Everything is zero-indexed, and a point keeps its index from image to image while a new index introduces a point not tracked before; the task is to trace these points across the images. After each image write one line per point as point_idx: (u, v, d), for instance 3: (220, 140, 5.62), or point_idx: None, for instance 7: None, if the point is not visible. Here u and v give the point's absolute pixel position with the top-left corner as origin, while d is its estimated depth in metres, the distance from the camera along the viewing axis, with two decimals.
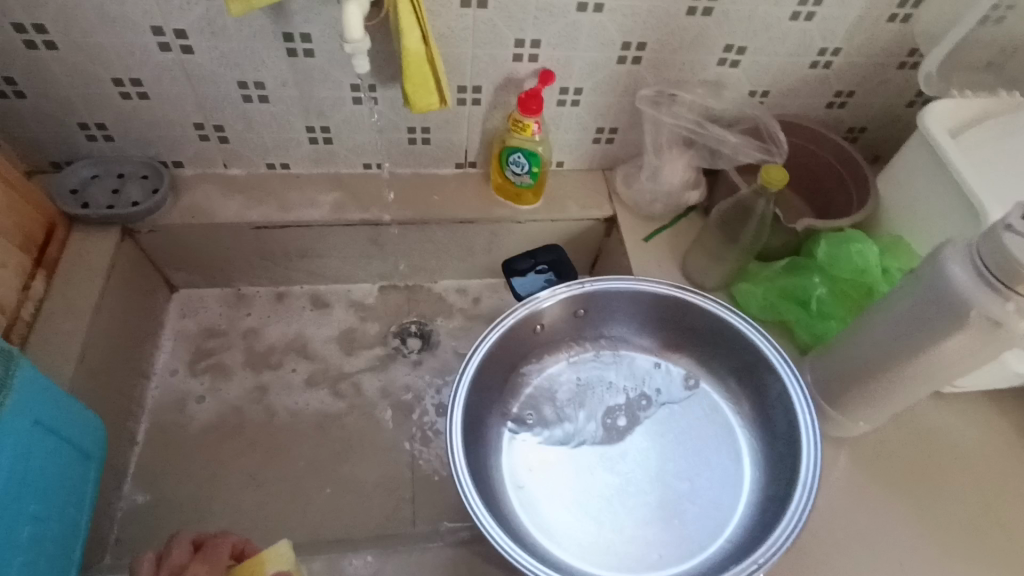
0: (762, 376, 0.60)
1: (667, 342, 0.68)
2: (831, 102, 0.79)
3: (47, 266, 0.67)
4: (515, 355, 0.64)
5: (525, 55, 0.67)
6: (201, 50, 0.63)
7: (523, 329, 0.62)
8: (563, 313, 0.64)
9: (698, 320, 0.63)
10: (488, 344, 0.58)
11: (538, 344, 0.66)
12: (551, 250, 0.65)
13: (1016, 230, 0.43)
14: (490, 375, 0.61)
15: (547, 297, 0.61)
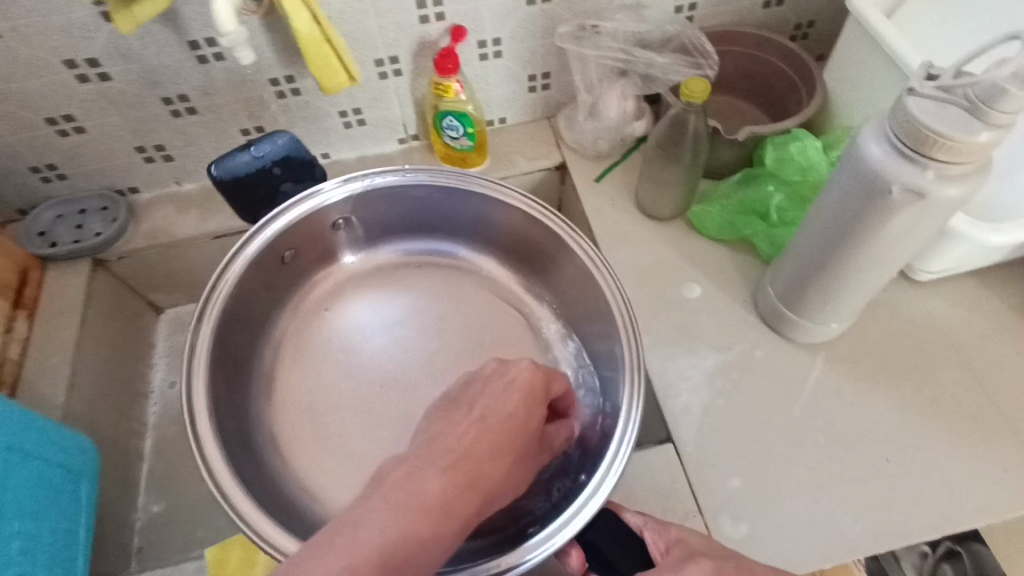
0: (570, 266, 0.63)
1: (466, 235, 0.71)
2: (767, 1, 0.74)
3: (27, 306, 0.70)
4: (307, 248, 0.66)
5: (431, 16, 0.66)
6: (117, 74, 0.65)
7: (276, 250, 0.62)
8: (322, 224, 0.65)
9: (488, 211, 0.66)
10: (237, 268, 0.58)
11: (333, 240, 0.68)
12: (277, 140, 0.60)
13: (919, 94, 0.43)
14: (252, 298, 0.62)
15: (331, 190, 0.62)
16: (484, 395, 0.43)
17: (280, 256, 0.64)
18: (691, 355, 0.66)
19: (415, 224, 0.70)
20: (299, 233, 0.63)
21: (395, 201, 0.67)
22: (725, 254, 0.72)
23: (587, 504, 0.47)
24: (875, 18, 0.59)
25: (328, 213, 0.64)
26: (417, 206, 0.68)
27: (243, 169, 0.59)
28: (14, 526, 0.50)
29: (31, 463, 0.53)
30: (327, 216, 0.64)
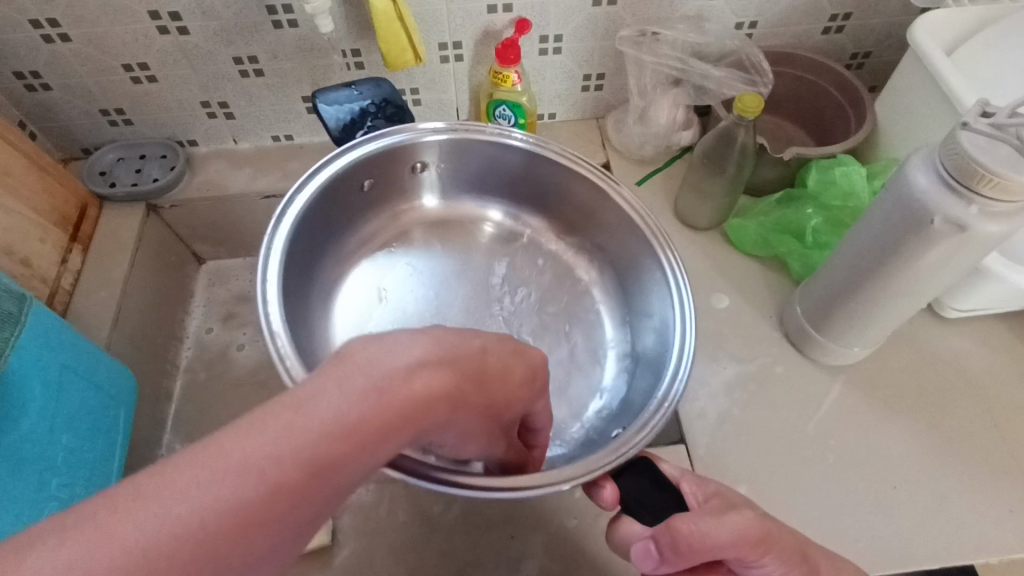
0: (615, 220, 0.64)
1: (537, 207, 0.71)
2: (827, 27, 0.75)
3: (82, 240, 0.74)
4: (384, 183, 0.67)
5: (499, 6, 0.69)
6: (195, 30, 0.67)
7: (357, 176, 0.63)
8: (403, 164, 0.66)
9: (559, 181, 0.66)
10: (321, 179, 0.59)
11: (410, 181, 0.69)
12: (377, 86, 0.63)
13: (972, 128, 0.44)
14: (326, 217, 0.63)
15: (421, 133, 0.63)
16: (495, 339, 0.39)
17: (360, 184, 0.64)
18: (712, 363, 0.67)
19: (489, 185, 0.71)
20: (380, 164, 0.64)
21: (477, 158, 0.67)
22: (756, 270, 0.73)
23: (635, 441, 0.47)
24: (936, 54, 0.60)
25: (409, 153, 0.65)
26: (497, 166, 0.68)
27: (345, 105, 0.62)
28: (63, 440, 0.53)
29: (80, 383, 0.56)
30: (408, 156, 0.65)
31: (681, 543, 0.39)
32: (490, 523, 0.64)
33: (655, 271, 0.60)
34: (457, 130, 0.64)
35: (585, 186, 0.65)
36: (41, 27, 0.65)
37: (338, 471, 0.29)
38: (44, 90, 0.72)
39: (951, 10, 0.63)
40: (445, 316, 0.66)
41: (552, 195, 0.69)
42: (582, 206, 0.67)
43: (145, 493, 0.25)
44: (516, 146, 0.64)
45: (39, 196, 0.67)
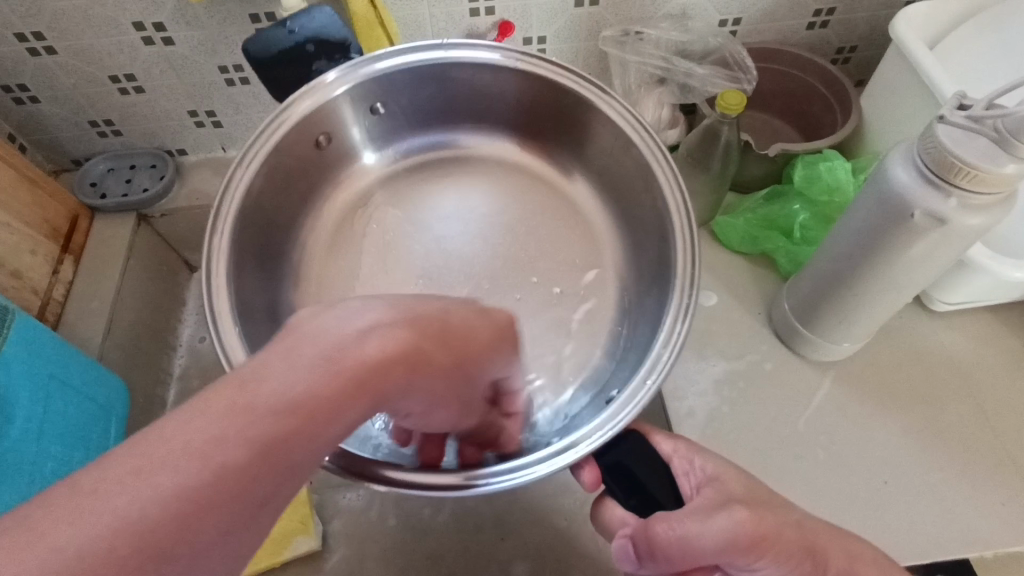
0: (607, 140, 0.62)
1: (514, 128, 0.69)
2: (811, 22, 0.75)
3: (73, 251, 0.74)
4: (353, 130, 0.65)
5: (481, 9, 0.69)
6: (180, 40, 0.68)
7: (308, 130, 0.60)
8: (353, 111, 0.63)
9: (531, 93, 0.63)
10: (266, 148, 0.56)
11: (381, 121, 0.66)
12: (313, 18, 0.57)
13: (949, 122, 0.44)
14: (277, 192, 0.61)
15: (369, 62, 0.59)
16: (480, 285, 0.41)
17: (315, 139, 0.62)
18: (701, 360, 0.67)
19: (453, 115, 0.68)
20: (330, 116, 0.61)
21: (443, 84, 0.64)
22: (743, 266, 0.73)
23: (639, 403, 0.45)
24: (918, 48, 0.60)
25: (367, 92, 0.61)
26: (462, 92, 0.65)
27: (274, 46, 0.57)
28: (52, 450, 0.54)
29: (68, 393, 0.56)
30: (366, 96, 0.62)
31: (656, 543, 0.41)
32: (480, 525, 0.64)
33: (661, 220, 0.57)
34: (416, 59, 0.60)
35: (575, 102, 0.61)
36: (27, 40, 0.66)
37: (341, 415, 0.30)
38: (33, 103, 0.73)
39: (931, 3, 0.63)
40: (431, 258, 0.65)
41: (522, 111, 0.66)
42: (561, 116, 0.64)
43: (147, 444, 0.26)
44: (474, 59, 0.61)
45: (29, 209, 0.67)
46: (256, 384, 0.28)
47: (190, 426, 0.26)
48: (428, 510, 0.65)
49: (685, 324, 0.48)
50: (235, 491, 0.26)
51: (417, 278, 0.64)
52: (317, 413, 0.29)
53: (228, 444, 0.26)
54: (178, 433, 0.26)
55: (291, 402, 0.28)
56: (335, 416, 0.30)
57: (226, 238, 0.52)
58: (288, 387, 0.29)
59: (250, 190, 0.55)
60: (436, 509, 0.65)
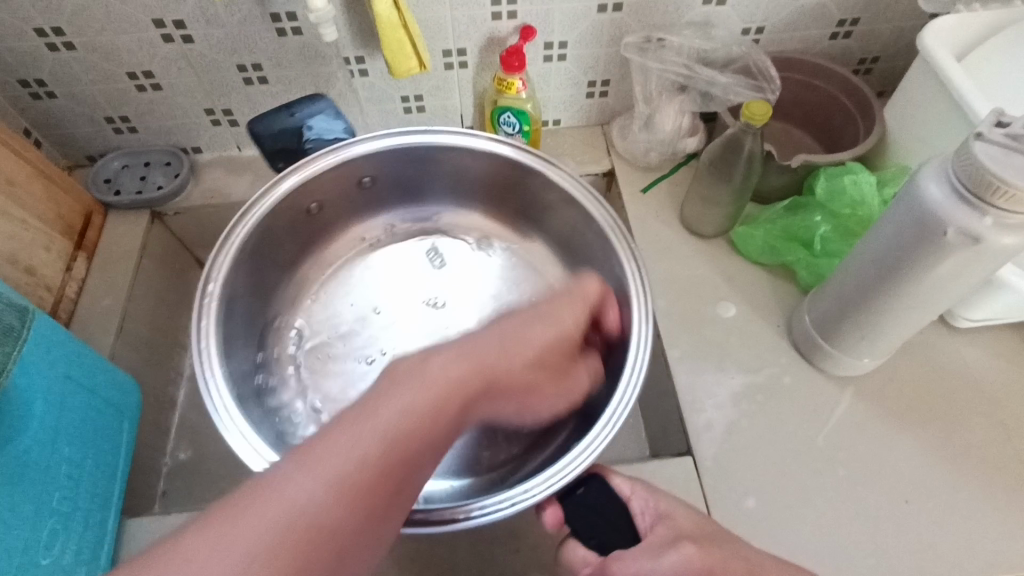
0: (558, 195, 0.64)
1: (489, 202, 0.71)
2: (835, 32, 0.74)
3: (87, 248, 0.73)
4: (342, 204, 0.67)
5: (504, 13, 0.68)
6: (199, 37, 0.67)
7: (298, 201, 0.62)
8: (347, 183, 0.65)
9: (499, 168, 0.65)
10: (257, 215, 0.58)
11: (370, 194, 0.68)
12: (313, 103, 0.62)
13: (987, 139, 0.43)
14: (272, 244, 0.63)
15: (361, 144, 0.61)
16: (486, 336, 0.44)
17: (307, 207, 0.64)
18: (719, 373, 0.66)
19: (440, 188, 0.70)
20: (322, 187, 0.63)
21: (435, 163, 0.66)
22: (762, 278, 0.72)
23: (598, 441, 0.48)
24: (946, 61, 0.59)
25: (358, 168, 0.63)
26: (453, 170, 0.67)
27: (282, 129, 0.61)
28: (65, 452, 0.53)
29: (82, 393, 0.55)
30: (357, 171, 0.64)
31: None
32: (494, 535, 0.63)
33: (614, 259, 0.59)
34: (398, 140, 0.62)
35: (543, 181, 0.64)
36: (46, 35, 0.65)
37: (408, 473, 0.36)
38: (49, 98, 0.72)
39: (959, 15, 0.62)
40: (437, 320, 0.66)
41: (492, 185, 0.68)
42: (527, 187, 0.66)
43: (250, 506, 0.32)
44: (469, 146, 0.63)
45: (44, 205, 0.67)
46: (335, 432, 0.35)
47: (297, 467, 0.34)
48: None
49: (638, 372, 0.51)
50: (340, 522, 0.33)
51: (403, 337, 0.65)
52: (393, 464, 0.35)
53: (324, 492, 0.33)
54: (276, 488, 0.33)
55: (369, 448, 0.35)
56: (413, 464, 0.36)
57: (219, 289, 0.54)
58: (366, 440, 0.35)
59: (240, 251, 0.57)
60: None
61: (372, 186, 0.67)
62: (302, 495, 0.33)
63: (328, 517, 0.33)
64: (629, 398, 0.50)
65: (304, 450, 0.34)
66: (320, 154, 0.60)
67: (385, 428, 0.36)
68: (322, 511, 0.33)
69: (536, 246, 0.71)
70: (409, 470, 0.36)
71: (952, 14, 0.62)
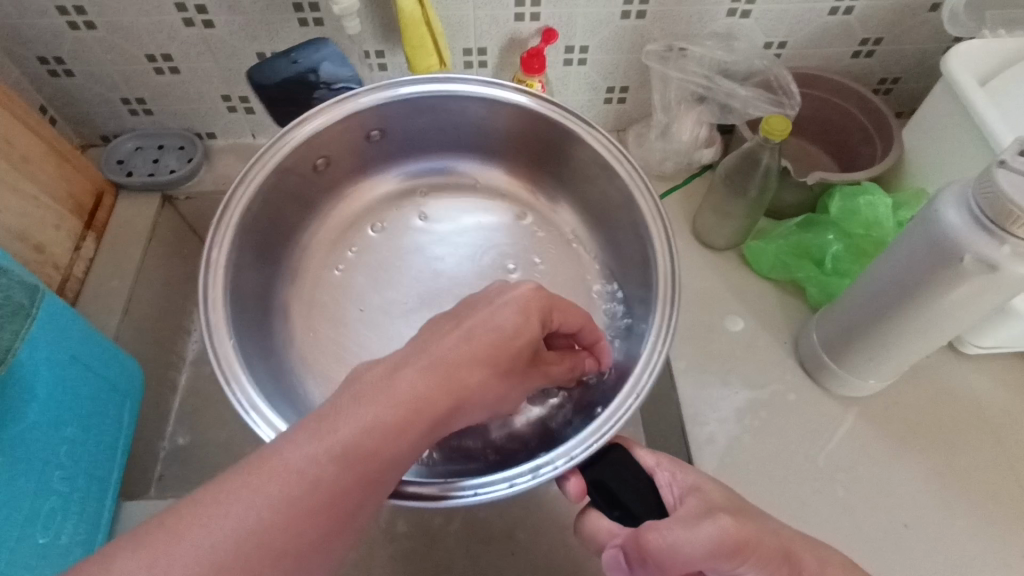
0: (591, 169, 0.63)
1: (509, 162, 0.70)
2: (857, 51, 0.74)
3: (97, 228, 0.73)
4: (355, 157, 0.67)
5: (527, 14, 0.68)
6: (220, 23, 0.67)
7: (307, 154, 0.61)
8: (358, 134, 0.64)
9: (520, 124, 0.65)
10: (267, 167, 0.58)
11: (383, 148, 0.68)
12: (316, 48, 0.61)
13: (1010, 167, 0.43)
14: (284, 201, 0.62)
15: (372, 90, 0.61)
16: (477, 313, 0.42)
17: (315, 161, 0.63)
18: (724, 387, 0.66)
19: (453, 142, 0.69)
20: (332, 138, 0.62)
21: (449, 114, 0.65)
22: (771, 294, 0.72)
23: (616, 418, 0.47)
24: (970, 87, 0.59)
25: (367, 119, 0.63)
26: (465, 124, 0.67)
27: (284, 74, 0.60)
28: (67, 432, 0.53)
29: (86, 373, 0.55)
30: (366, 122, 0.63)
31: (649, 553, 0.39)
32: (490, 537, 0.65)
33: (644, 246, 0.59)
34: (408, 92, 0.62)
35: (565, 139, 0.63)
36: (67, 13, 0.65)
37: (379, 463, 0.35)
38: (67, 76, 0.72)
39: (984, 39, 0.62)
40: (440, 286, 0.66)
41: (511, 141, 0.68)
42: (551, 147, 0.66)
43: (254, 476, 0.32)
44: (482, 96, 0.62)
45: (56, 183, 0.67)
46: (329, 416, 0.35)
47: (287, 447, 0.34)
48: (438, 519, 0.65)
49: (658, 358, 0.50)
50: (324, 505, 0.33)
51: (417, 298, 0.65)
52: (378, 449, 0.35)
53: (326, 461, 0.33)
54: (281, 457, 0.33)
55: (365, 429, 0.35)
56: (403, 436, 0.36)
57: (224, 252, 0.54)
58: (360, 418, 0.35)
59: (250, 205, 0.57)
60: (447, 518, 0.65)
61: (381, 139, 0.67)
62: (348, 443, 0.34)
63: (309, 498, 0.32)
64: (644, 385, 0.49)
65: (298, 428, 0.35)
66: (332, 103, 0.59)
67: (377, 406, 0.36)
68: (313, 491, 0.33)
69: (561, 222, 0.71)
70: (397, 461, 0.36)
71: (977, 38, 0.62)
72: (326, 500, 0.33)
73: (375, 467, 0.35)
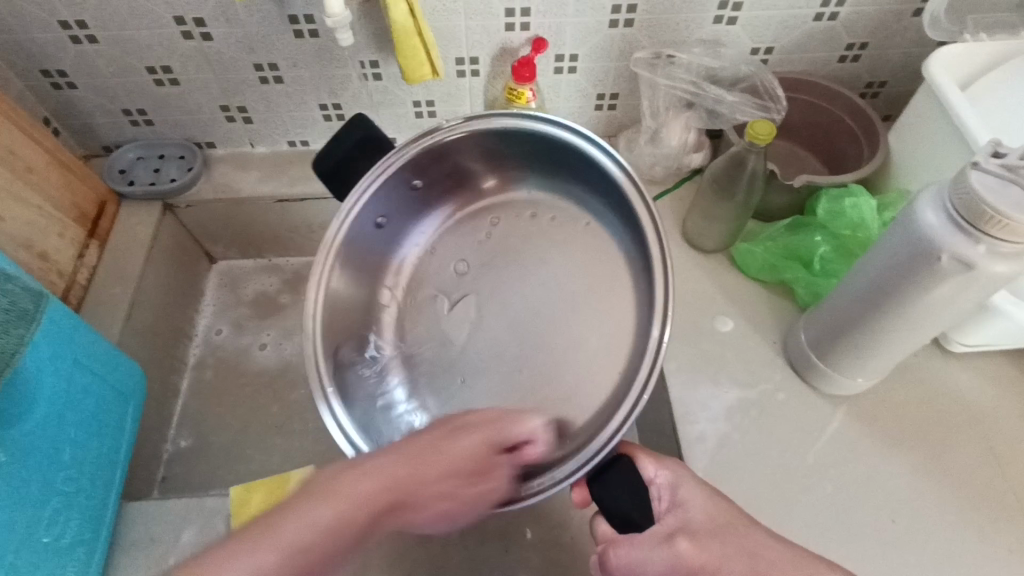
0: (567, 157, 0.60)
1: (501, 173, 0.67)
2: (842, 55, 0.75)
3: (99, 236, 0.75)
4: (376, 248, 0.65)
5: (517, 24, 0.69)
6: (219, 36, 0.69)
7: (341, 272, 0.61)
8: (369, 231, 0.63)
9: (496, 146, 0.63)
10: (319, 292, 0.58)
11: (396, 222, 0.66)
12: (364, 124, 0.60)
13: (983, 169, 0.44)
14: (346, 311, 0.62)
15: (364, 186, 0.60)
16: (467, 417, 0.46)
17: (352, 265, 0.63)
18: (714, 386, 0.67)
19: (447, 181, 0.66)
20: (351, 250, 0.61)
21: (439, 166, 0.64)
22: (761, 295, 0.73)
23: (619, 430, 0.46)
24: (949, 91, 0.60)
25: (368, 212, 0.61)
26: (453, 163, 0.64)
27: (333, 153, 0.60)
28: (72, 434, 0.54)
29: (91, 377, 0.57)
30: (369, 217, 0.62)
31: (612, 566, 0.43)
32: (487, 535, 0.66)
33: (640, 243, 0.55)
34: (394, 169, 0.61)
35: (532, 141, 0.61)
36: (70, 28, 0.67)
37: (316, 574, 0.38)
38: (69, 89, 0.74)
39: (965, 44, 0.63)
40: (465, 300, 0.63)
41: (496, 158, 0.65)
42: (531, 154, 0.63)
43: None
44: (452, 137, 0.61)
45: (59, 192, 0.68)
46: (248, 546, 0.38)
47: (207, 569, 0.36)
48: None
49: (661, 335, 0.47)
50: None
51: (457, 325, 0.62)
52: (305, 565, 0.38)
53: (265, 566, 0.37)
54: (219, 574, 0.36)
55: (259, 569, 0.37)
56: (341, 537, 0.40)
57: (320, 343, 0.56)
58: (265, 561, 0.37)
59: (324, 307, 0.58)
60: None
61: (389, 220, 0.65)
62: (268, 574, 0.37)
63: None
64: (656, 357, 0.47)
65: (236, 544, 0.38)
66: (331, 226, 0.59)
67: (312, 518, 0.39)
68: None
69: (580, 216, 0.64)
70: (328, 564, 0.39)
71: (958, 43, 0.63)
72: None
73: (319, 569, 0.39)
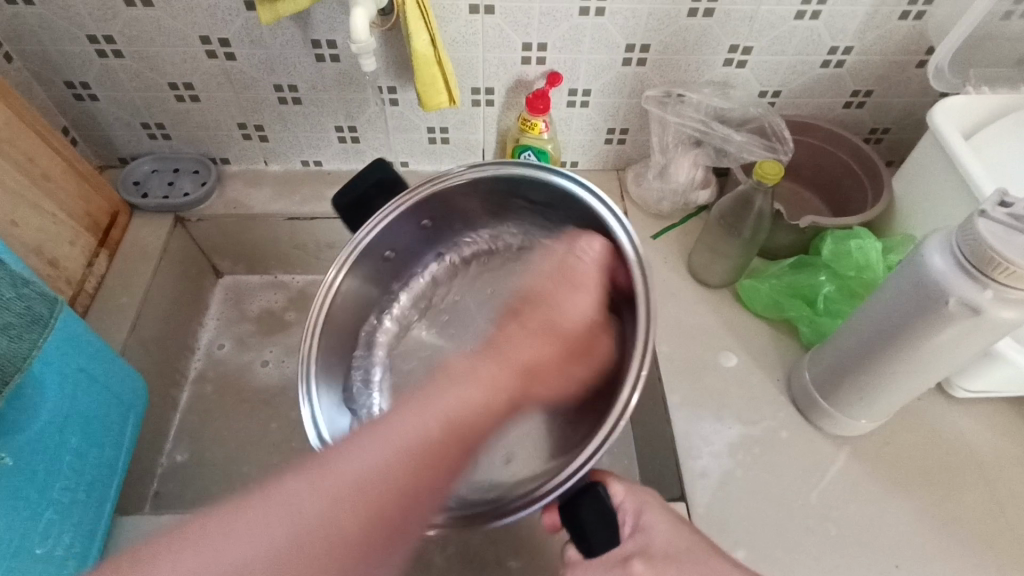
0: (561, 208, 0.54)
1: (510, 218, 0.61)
2: (848, 102, 0.77)
3: (109, 246, 0.75)
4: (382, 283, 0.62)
5: (534, 58, 0.71)
6: (242, 56, 0.71)
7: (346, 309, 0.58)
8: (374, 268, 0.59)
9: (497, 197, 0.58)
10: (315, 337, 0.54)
11: (406, 262, 0.63)
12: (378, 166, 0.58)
13: (990, 217, 0.45)
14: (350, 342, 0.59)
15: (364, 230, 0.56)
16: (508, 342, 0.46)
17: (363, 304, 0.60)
18: (717, 422, 0.67)
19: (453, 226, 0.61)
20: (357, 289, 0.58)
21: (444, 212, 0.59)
22: (765, 332, 0.73)
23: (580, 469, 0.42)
24: (955, 139, 0.62)
25: (372, 250, 0.58)
26: (457, 209, 0.60)
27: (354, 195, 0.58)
28: (72, 443, 0.54)
29: (95, 386, 0.56)
30: (374, 257, 0.59)
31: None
32: (483, 566, 0.65)
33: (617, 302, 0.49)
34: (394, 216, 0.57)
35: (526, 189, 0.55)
36: (97, 42, 0.69)
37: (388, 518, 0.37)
38: (91, 100, 0.75)
39: (970, 95, 0.65)
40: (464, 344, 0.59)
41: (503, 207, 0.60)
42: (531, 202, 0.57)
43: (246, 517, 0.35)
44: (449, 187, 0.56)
45: (73, 200, 0.69)
46: (326, 466, 0.37)
47: (281, 501, 0.35)
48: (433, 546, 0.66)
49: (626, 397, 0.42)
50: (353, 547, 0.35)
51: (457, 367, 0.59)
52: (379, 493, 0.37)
53: (335, 514, 0.36)
54: (281, 492, 0.36)
55: (327, 516, 0.35)
56: (401, 484, 0.38)
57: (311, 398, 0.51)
58: (324, 499, 0.36)
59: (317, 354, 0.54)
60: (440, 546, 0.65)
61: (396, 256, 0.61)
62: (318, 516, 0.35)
63: (315, 543, 0.35)
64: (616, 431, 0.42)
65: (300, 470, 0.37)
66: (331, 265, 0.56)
67: (457, 390, 0.42)
68: (319, 536, 0.35)
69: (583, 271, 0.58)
70: (407, 498, 0.38)
71: (964, 94, 0.65)
72: (403, 481, 0.38)
73: (382, 518, 0.37)
